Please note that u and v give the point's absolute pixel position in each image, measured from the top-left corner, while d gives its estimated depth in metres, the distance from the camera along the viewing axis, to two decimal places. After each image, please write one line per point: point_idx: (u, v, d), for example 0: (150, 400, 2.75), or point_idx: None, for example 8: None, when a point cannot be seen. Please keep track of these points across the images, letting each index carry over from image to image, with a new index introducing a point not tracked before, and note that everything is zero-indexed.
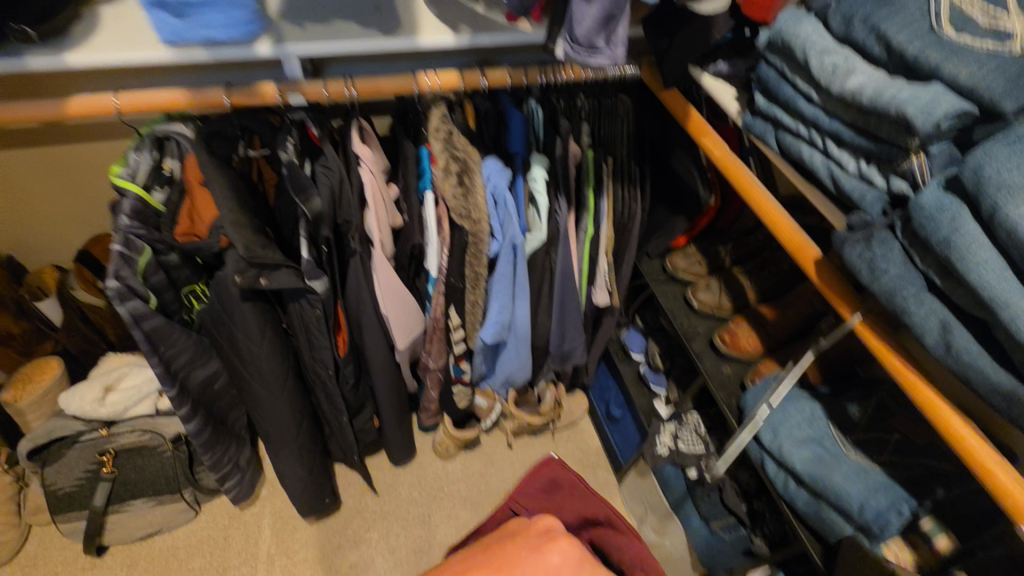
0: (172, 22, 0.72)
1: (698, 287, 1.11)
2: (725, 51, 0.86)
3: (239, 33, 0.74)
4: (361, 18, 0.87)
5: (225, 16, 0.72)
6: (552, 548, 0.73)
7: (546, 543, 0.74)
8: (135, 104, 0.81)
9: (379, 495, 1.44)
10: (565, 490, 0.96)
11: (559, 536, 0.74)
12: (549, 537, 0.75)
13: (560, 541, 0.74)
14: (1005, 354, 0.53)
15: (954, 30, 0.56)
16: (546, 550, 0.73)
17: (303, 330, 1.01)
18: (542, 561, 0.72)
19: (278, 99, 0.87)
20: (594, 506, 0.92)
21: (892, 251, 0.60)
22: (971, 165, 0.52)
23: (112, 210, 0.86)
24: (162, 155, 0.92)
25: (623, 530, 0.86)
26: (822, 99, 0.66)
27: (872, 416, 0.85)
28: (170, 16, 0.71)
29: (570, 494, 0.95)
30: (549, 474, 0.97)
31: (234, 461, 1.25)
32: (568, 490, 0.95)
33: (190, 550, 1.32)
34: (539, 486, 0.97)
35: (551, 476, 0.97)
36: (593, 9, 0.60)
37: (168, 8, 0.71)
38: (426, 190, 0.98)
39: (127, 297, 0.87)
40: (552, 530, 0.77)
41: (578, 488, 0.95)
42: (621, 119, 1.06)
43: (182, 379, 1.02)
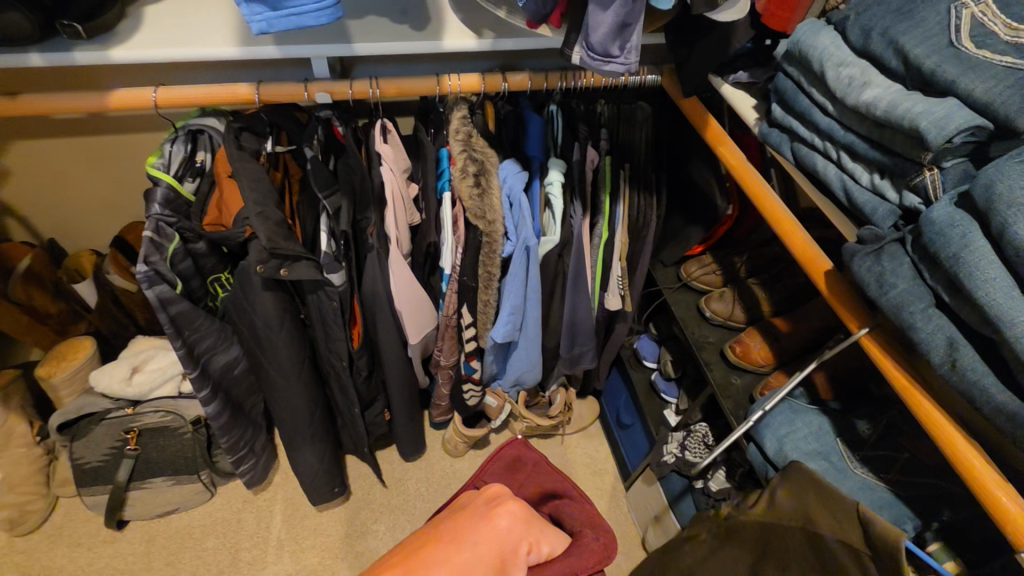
0: (261, 10, 0.64)
1: (712, 297, 1.10)
2: (744, 61, 0.87)
3: (328, 16, 0.66)
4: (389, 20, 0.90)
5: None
6: (500, 509, 0.60)
7: (493, 509, 0.60)
8: (171, 99, 0.85)
9: (388, 487, 1.46)
10: (527, 469, 0.79)
11: (509, 498, 0.61)
12: (497, 501, 0.62)
13: (509, 503, 0.61)
14: (1011, 375, 0.52)
15: (974, 45, 0.56)
16: (492, 514, 0.59)
17: (320, 321, 1.04)
18: (488, 526, 0.58)
19: (305, 97, 0.91)
20: (553, 478, 0.78)
21: (901, 266, 0.60)
22: (983, 182, 0.52)
23: (145, 197, 0.90)
24: (195, 147, 0.97)
25: (574, 497, 0.74)
26: (838, 111, 0.66)
27: (881, 434, 0.84)
28: (259, 3, 0.64)
29: (534, 473, 0.79)
30: (514, 451, 0.81)
31: (250, 446, 1.29)
32: (529, 470, 0.80)
33: (204, 530, 1.36)
34: (502, 467, 0.80)
35: (512, 455, 0.81)
36: (607, 17, 0.61)
37: None
38: (444, 190, 1.00)
39: (155, 281, 0.91)
40: (502, 494, 0.63)
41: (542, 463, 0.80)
42: (639, 127, 1.08)
43: (203, 363, 1.06)
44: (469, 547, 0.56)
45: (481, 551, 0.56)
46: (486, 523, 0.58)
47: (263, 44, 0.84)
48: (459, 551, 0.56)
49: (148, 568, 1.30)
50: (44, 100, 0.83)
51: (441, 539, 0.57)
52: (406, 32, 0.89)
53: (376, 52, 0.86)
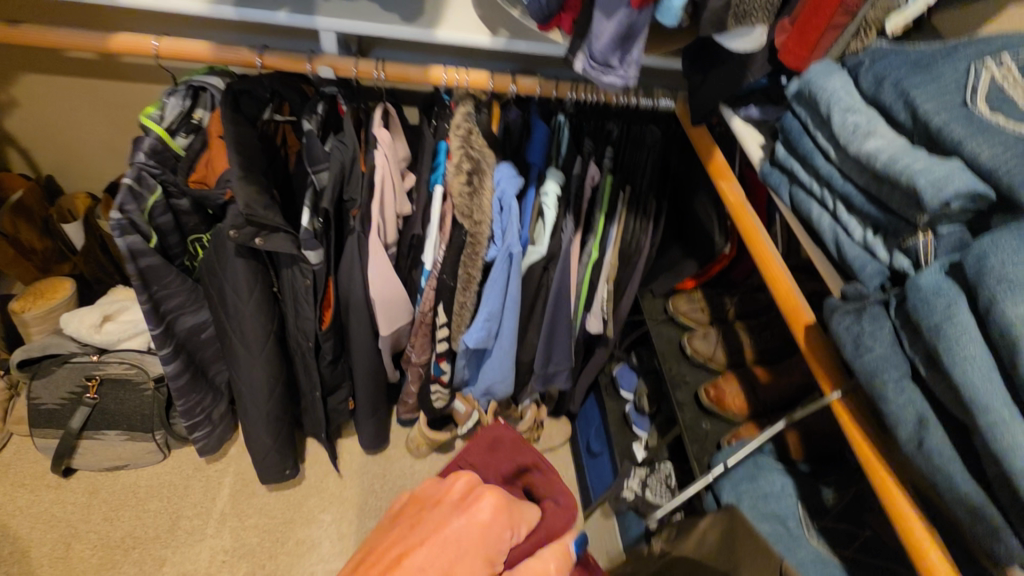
0: None
1: (695, 335, 1.06)
2: (758, 97, 0.83)
3: None
4: (401, 6, 0.89)
5: None
6: (478, 503, 0.58)
7: (473, 502, 0.59)
8: (172, 50, 0.84)
9: (342, 478, 1.43)
10: (505, 448, 0.76)
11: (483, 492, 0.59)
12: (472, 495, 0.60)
13: (486, 492, 0.59)
14: (979, 463, 0.48)
15: (990, 109, 0.53)
16: (472, 509, 0.58)
17: (292, 297, 1.02)
18: (470, 524, 0.57)
19: (308, 70, 0.89)
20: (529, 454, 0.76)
21: (881, 329, 0.56)
22: (974, 253, 0.48)
23: (132, 144, 0.89)
24: (194, 104, 0.97)
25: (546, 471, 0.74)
26: (839, 158, 0.62)
27: (846, 504, 0.79)
28: None
29: (516, 453, 0.76)
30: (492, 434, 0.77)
31: (208, 413, 1.26)
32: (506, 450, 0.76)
33: (149, 492, 1.33)
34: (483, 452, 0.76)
35: (491, 436, 0.77)
36: (610, 26, 0.59)
37: None
38: (436, 183, 0.98)
39: (128, 231, 0.88)
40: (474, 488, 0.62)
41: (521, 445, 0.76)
42: (647, 150, 1.05)
43: (169, 321, 1.04)
44: (456, 542, 0.55)
45: (469, 548, 0.55)
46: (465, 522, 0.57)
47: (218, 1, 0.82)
48: (447, 550, 0.55)
49: (85, 521, 1.28)
50: (48, 33, 0.82)
51: (424, 537, 0.56)
52: (414, 19, 0.88)
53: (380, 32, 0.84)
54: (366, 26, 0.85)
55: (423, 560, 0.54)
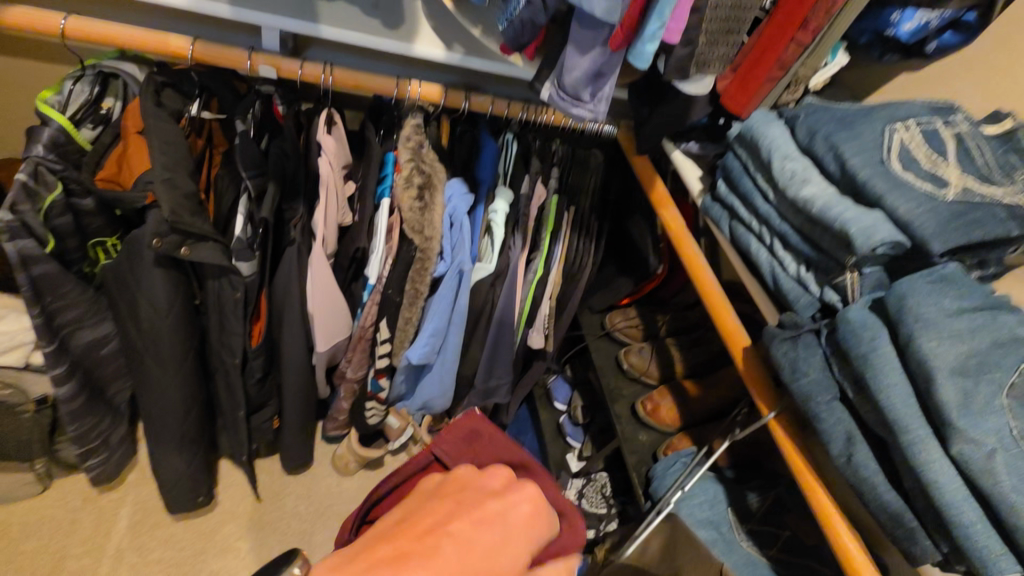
0: None
1: (631, 350, 1.12)
2: (699, 133, 0.89)
3: None
4: (385, 12, 0.89)
5: None
6: (519, 496, 0.56)
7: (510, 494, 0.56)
8: (83, 32, 0.74)
9: (262, 502, 1.32)
10: (483, 440, 0.77)
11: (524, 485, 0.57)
12: (508, 489, 0.57)
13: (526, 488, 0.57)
14: (897, 475, 0.56)
15: (901, 167, 0.61)
16: (511, 500, 0.55)
17: (217, 310, 0.93)
18: (511, 513, 0.54)
19: (246, 66, 0.82)
20: (510, 451, 0.78)
21: (814, 356, 0.63)
22: (896, 294, 0.55)
23: (28, 136, 0.78)
24: (104, 91, 0.86)
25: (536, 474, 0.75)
26: (777, 199, 0.69)
27: (769, 507, 0.88)
28: None
29: (489, 443, 0.77)
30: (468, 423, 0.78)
31: (104, 438, 1.12)
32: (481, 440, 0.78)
33: (25, 531, 1.16)
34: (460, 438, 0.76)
35: (469, 428, 0.78)
36: (584, 63, 0.61)
37: None
38: (383, 195, 0.95)
39: (19, 235, 0.76)
40: (510, 483, 0.59)
41: (498, 439, 0.79)
42: (590, 173, 1.09)
43: (63, 337, 0.91)
44: (498, 530, 0.52)
45: (511, 537, 0.52)
46: (507, 512, 0.54)
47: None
48: (490, 533, 0.51)
49: None
50: None
51: (468, 516, 0.51)
52: (375, 28, 0.86)
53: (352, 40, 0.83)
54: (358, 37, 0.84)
55: (466, 534, 0.50)
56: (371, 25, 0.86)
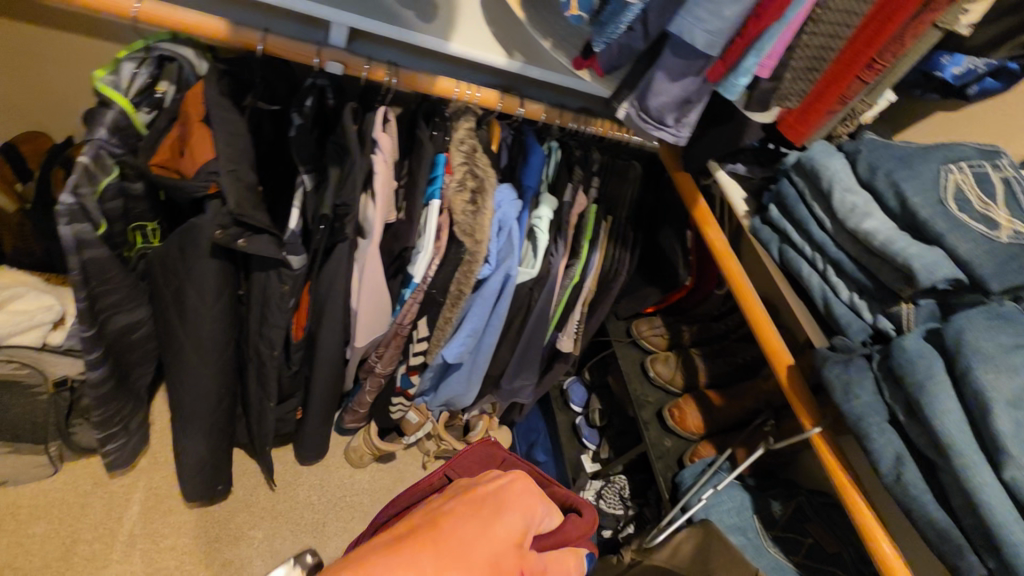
0: None
1: (657, 358, 1.15)
2: (747, 157, 0.93)
3: None
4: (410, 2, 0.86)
5: None
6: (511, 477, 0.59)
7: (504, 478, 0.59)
8: (156, 16, 0.73)
9: (275, 492, 1.31)
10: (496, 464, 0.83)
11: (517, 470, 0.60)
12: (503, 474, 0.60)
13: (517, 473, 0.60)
14: (945, 495, 0.61)
15: (957, 207, 0.65)
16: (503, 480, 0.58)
17: (260, 302, 0.93)
18: (506, 490, 0.56)
19: (314, 62, 0.82)
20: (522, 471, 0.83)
21: (866, 379, 0.66)
22: (954, 327, 0.60)
23: (90, 119, 0.76)
24: (160, 75, 0.84)
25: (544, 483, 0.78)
26: (834, 228, 0.73)
27: (791, 515, 0.92)
28: None
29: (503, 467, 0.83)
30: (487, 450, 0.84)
31: (125, 423, 1.10)
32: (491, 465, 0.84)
33: (34, 513, 1.13)
34: (474, 460, 0.82)
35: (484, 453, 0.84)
36: (674, 89, 0.63)
37: None
38: (433, 197, 0.94)
39: (77, 218, 0.75)
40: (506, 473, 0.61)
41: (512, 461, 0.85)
42: (628, 184, 1.11)
43: (102, 322, 0.90)
44: (493, 504, 0.54)
45: (508, 511, 0.54)
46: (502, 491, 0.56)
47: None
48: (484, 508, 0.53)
49: None
50: None
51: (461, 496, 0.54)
52: (441, 29, 0.86)
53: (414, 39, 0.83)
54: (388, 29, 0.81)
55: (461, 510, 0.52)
56: (420, 25, 0.84)
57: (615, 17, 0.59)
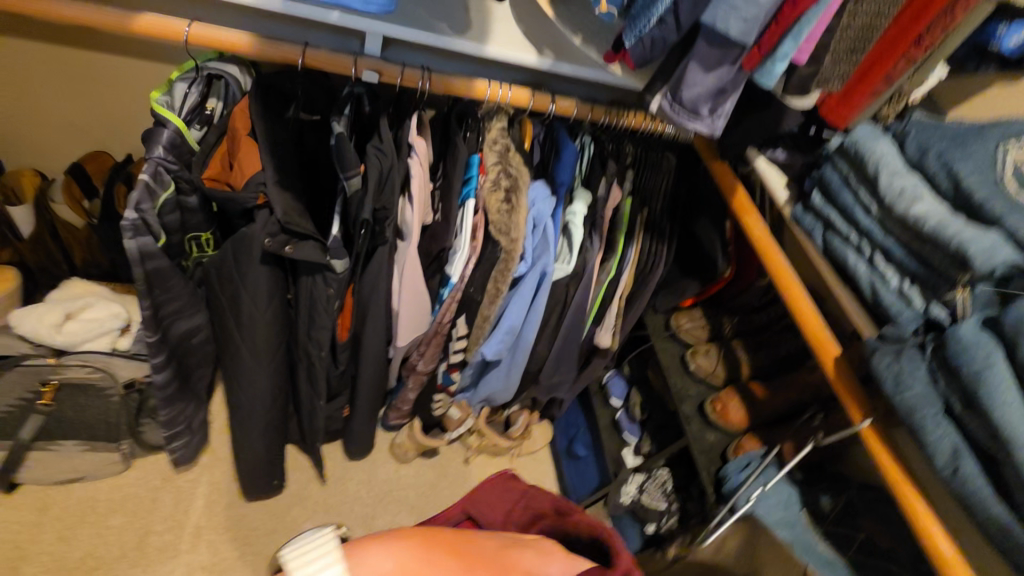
0: None
1: (698, 351, 1.14)
2: (786, 142, 0.90)
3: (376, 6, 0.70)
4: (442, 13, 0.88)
5: None
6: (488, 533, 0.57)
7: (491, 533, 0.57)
8: (206, 38, 0.77)
9: (326, 486, 1.36)
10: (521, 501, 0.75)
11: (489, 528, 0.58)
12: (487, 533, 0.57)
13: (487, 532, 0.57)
14: (1007, 490, 0.58)
15: (1017, 187, 0.62)
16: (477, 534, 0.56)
17: (308, 305, 0.97)
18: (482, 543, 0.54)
19: (351, 71, 0.85)
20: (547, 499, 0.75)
21: (918, 370, 0.64)
22: (1015, 314, 0.57)
23: (149, 138, 0.82)
24: (208, 93, 0.88)
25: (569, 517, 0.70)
26: (881, 214, 0.71)
27: (842, 510, 0.90)
28: None
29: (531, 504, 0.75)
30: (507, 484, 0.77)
31: (189, 422, 1.17)
32: (517, 501, 0.76)
33: (110, 507, 1.22)
34: (494, 495, 0.75)
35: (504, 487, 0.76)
36: (708, 80, 0.63)
37: None
38: (468, 196, 0.96)
39: (141, 232, 0.81)
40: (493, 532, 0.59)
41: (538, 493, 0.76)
42: (664, 175, 1.09)
43: (165, 327, 0.96)
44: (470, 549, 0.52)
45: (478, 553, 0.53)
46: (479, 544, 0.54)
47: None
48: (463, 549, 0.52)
49: (34, 542, 1.14)
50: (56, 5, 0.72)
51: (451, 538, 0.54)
52: (476, 35, 0.87)
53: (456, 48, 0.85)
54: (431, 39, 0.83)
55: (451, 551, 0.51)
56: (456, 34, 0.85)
57: (647, 8, 0.60)
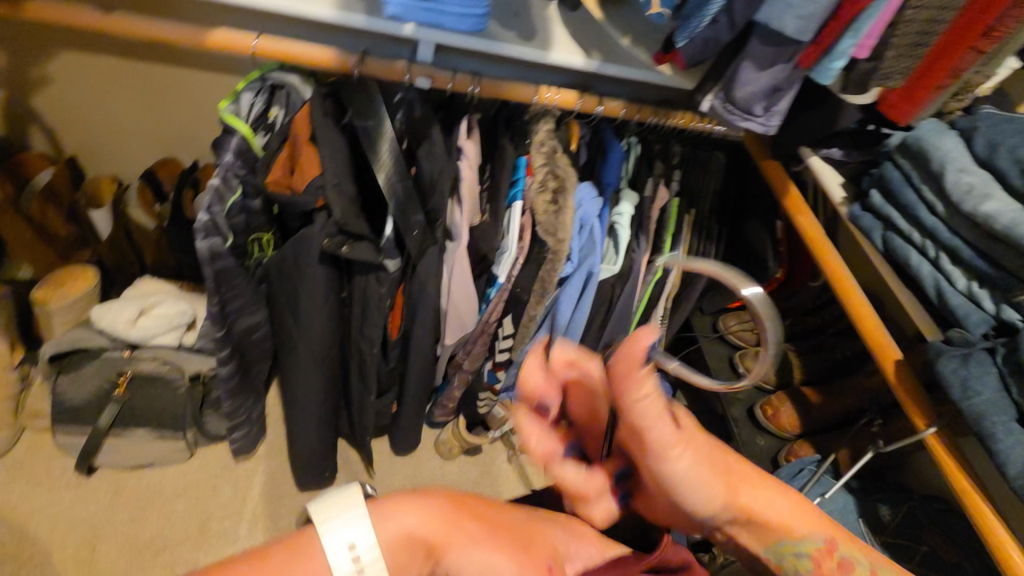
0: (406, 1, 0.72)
1: (747, 354, 1.12)
2: (843, 139, 0.88)
3: (470, 23, 0.75)
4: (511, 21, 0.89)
5: (463, 7, 0.73)
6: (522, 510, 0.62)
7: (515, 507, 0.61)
8: (273, 50, 0.82)
9: (374, 479, 1.41)
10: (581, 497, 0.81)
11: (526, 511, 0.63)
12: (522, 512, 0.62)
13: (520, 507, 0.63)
14: None
15: None
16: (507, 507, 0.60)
17: (361, 304, 1.01)
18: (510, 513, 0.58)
19: (405, 78, 0.88)
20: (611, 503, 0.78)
21: (987, 375, 0.61)
22: None
23: (220, 145, 0.88)
24: (271, 101, 0.94)
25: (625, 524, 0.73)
26: (946, 213, 0.68)
27: (902, 521, 0.87)
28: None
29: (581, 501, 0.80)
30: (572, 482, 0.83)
31: (248, 413, 1.24)
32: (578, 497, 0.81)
33: (176, 492, 1.29)
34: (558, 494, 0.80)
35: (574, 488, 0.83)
36: (762, 78, 0.63)
37: None
38: (515, 198, 0.98)
39: (211, 232, 0.87)
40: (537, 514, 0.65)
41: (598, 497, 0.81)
42: (710, 175, 1.09)
43: (230, 323, 1.02)
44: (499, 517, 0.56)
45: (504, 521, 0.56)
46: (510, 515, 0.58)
47: (354, 9, 0.81)
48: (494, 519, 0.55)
49: (110, 522, 1.23)
50: (138, 22, 0.78)
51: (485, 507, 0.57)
52: (542, 41, 0.89)
53: (512, 54, 0.86)
54: (500, 49, 0.85)
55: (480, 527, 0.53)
56: (525, 41, 0.87)
57: (700, 8, 0.60)
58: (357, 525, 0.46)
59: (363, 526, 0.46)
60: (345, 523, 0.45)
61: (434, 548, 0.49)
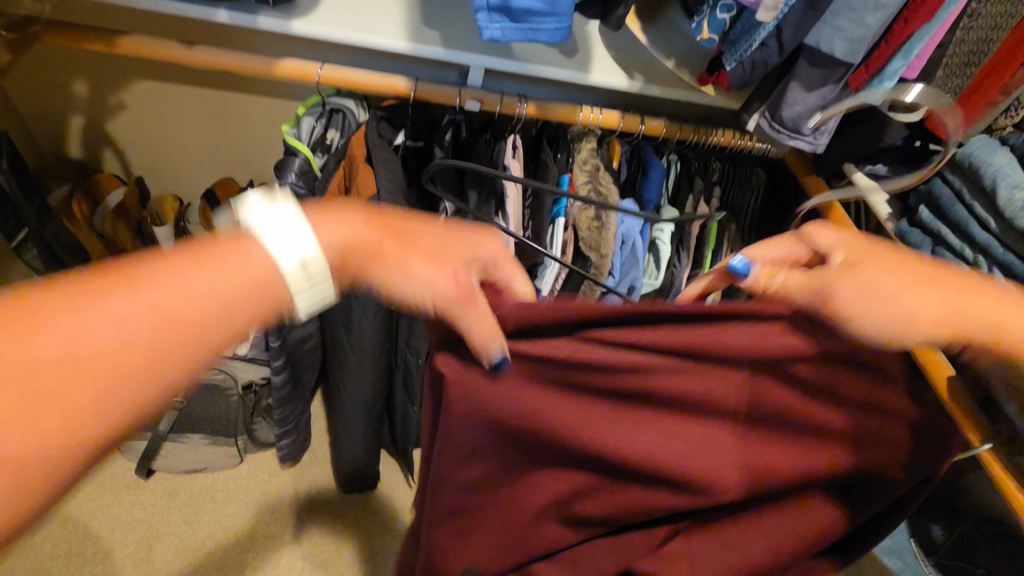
0: (499, 21, 0.68)
1: None
2: (889, 156, 0.89)
3: (564, 34, 0.70)
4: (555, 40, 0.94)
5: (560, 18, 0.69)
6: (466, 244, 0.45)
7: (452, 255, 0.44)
8: (335, 79, 0.87)
9: (414, 488, 1.43)
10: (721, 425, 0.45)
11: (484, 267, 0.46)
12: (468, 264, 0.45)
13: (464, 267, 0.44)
14: None
15: None
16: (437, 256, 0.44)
17: (409, 315, 1.04)
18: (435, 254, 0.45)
19: (456, 101, 0.92)
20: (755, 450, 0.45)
21: None
22: None
23: (283, 166, 0.94)
24: (328, 124, 1.00)
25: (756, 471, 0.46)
26: (1000, 229, 0.68)
27: (957, 542, 0.85)
28: (500, 15, 0.68)
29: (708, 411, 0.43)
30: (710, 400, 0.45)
31: (297, 421, 1.28)
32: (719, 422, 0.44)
33: (225, 496, 1.34)
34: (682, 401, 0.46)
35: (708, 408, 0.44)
36: (810, 98, 0.66)
37: (509, 11, 0.67)
38: (558, 215, 1.01)
39: None
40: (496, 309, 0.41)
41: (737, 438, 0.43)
42: (751, 192, 1.10)
43: (285, 333, 1.07)
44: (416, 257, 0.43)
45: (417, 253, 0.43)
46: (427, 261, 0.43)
47: (428, 42, 0.85)
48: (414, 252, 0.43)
49: (165, 523, 1.29)
50: (214, 54, 0.84)
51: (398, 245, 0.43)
52: (583, 62, 0.92)
53: (557, 77, 0.90)
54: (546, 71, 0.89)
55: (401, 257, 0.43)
56: (565, 60, 0.91)
57: (748, 34, 0.63)
58: (300, 237, 0.40)
59: (308, 240, 0.40)
60: (272, 212, 0.40)
61: (365, 257, 0.43)
